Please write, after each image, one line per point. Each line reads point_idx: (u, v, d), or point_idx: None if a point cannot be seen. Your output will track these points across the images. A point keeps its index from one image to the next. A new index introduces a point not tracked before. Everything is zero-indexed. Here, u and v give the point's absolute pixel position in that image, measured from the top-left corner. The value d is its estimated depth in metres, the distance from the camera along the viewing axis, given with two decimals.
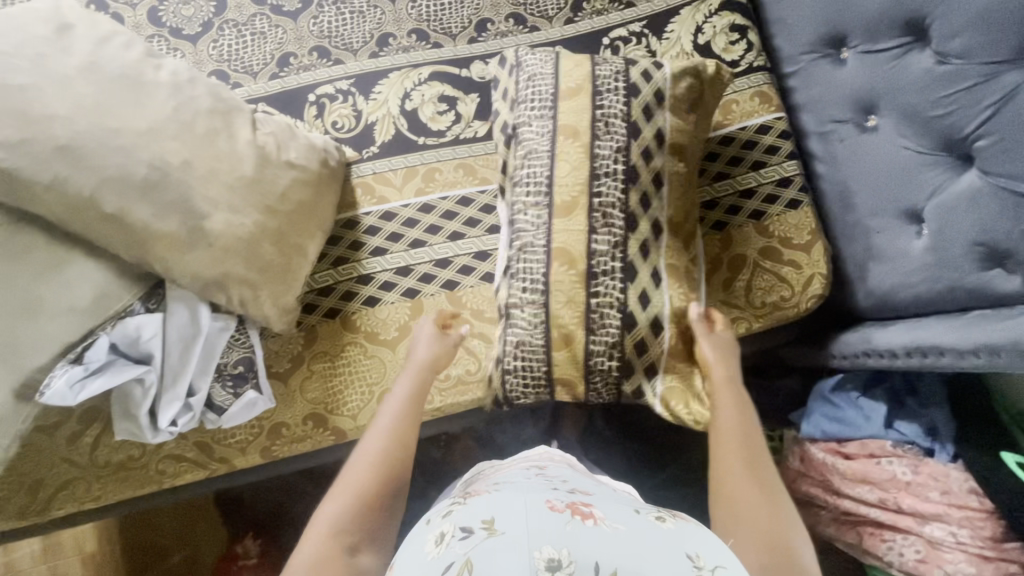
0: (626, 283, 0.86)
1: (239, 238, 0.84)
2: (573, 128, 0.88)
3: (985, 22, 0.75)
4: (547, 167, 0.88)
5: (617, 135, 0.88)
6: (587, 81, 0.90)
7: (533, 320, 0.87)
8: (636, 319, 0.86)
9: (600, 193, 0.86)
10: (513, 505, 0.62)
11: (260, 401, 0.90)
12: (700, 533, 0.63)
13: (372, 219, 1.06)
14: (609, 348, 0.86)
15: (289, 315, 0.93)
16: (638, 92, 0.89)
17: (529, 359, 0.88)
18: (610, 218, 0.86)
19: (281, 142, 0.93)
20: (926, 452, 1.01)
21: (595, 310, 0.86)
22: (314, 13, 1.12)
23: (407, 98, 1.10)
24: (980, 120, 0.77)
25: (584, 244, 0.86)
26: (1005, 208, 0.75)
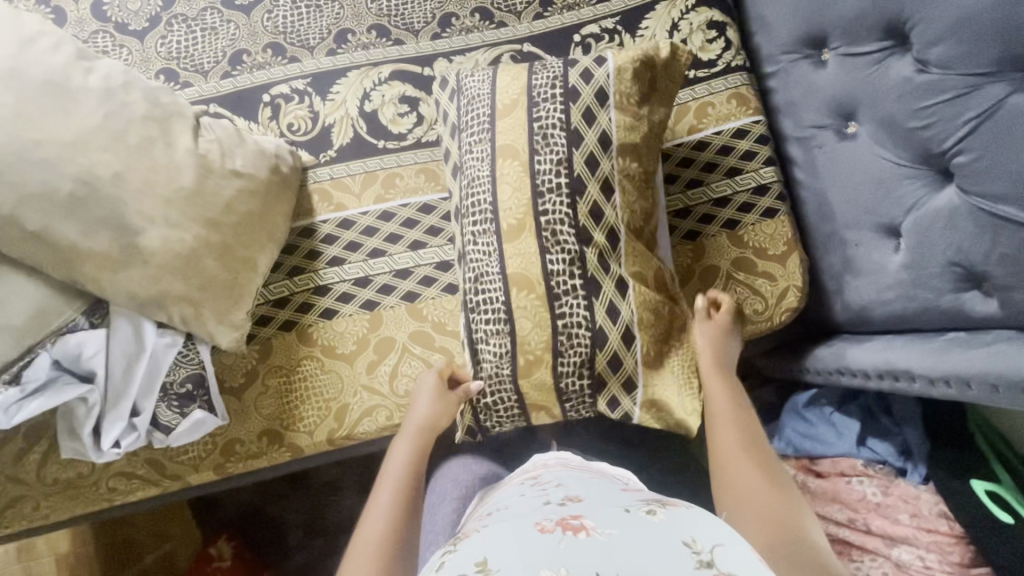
0: (592, 298, 0.82)
1: (177, 255, 0.81)
2: (510, 148, 0.84)
3: (964, 30, 0.72)
4: (489, 192, 0.85)
5: (556, 146, 0.84)
6: (523, 93, 0.86)
7: (499, 350, 0.85)
8: (607, 333, 0.83)
9: (546, 211, 0.83)
10: (502, 541, 0.56)
11: (209, 419, 0.92)
12: (695, 515, 0.57)
13: (330, 226, 1.03)
14: (579, 368, 0.84)
15: (239, 331, 0.90)
16: (578, 96, 0.85)
17: (499, 392, 0.87)
18: (560, 236, 0.83)
19: (226, 149, 0.88)
20: (898, 472, 0.96)
21: (562, 332, 0.83)
22: (268, 8, 1.07)
23: (365, 99, 1.05)
24: (957, 136, 0.75)
25: (539, 266, 0.82)
26: (980, 228, 0.75)
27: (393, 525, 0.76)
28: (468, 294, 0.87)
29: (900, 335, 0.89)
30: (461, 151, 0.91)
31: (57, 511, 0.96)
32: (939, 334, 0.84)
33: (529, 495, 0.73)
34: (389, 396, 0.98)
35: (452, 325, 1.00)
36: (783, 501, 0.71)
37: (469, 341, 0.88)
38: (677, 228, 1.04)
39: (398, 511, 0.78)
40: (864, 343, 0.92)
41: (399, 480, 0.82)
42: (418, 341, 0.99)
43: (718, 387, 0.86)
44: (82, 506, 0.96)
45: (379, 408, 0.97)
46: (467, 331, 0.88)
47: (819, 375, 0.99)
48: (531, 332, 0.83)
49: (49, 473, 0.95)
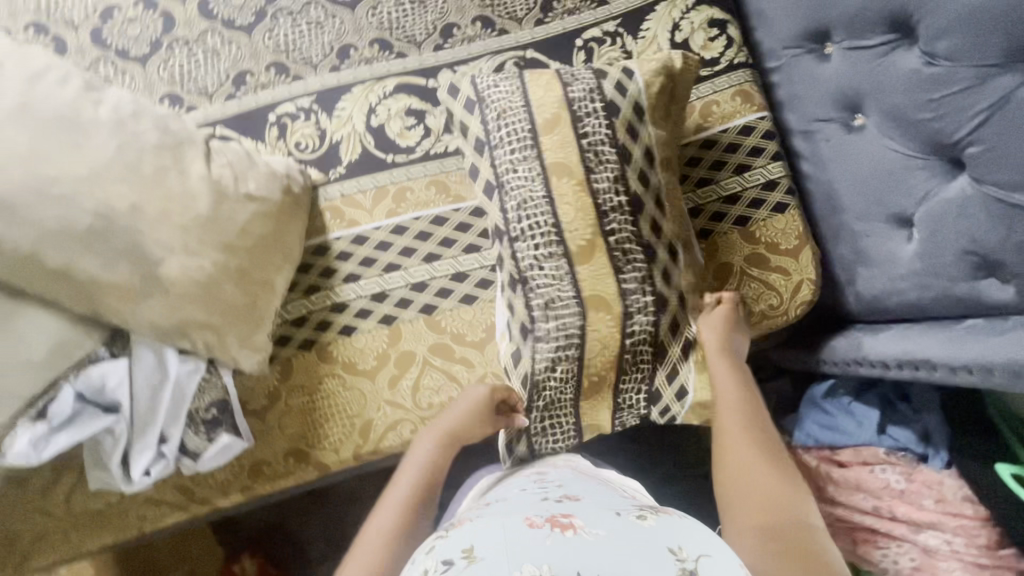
0: (661, 313, 0.85)
1: (196, 282, 0.81)
2: (562, 166, 0.84)
3: (971, 23, 0.73)
4: (550, 214, 0.84)
5: (609, 163, 0.85)
6: (563, 109, 0.86)
7: (564, 375, 0.85)
8: (668, 347, 0.87)
9: (613, 230, 0.84)
10: (492, 529, 0.57)
11: (236, 443, 0.92)
12: (687, 526, 0.58)
13: (343, 243, 1.03)
14: (639, 382, 0.88)
15: (260, 354, 0.90)
16: (619, 112, 0.87)
17: (563, 415, 0.89)
18: (631, 254, 0.84)
19: (239, 173, 0.89)
20: (919, 458, 0.97)
21: (630, 349, 0.85)
22: (269, 27, 1.07)
23: (372, 114, 1.05)
24: (968, 127, 0.76)
25: (615, 285, 0.83)
26: (995, 217, 0.76)
27: (400, 527, 0.76)
28: (533, 319, 0.84)
29: (914, 323, 0.90)
30: (496, 167, 0.87)
31: (88, 541, 0.96)
32: (956, 322, 0.84)
33: (528, 491, 0.74)
34: (413, 408, 0.98)
35: (471, 336, 1.00)
36: (781, 499, 0.70)
37: (528, 371, 0.85)
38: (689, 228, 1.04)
39: (406, 515, 0.77)
40: (880, 333, 0.93)
41: (412, 484, 0.81)
42: (438, 353, 1.00)
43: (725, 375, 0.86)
44: (112, 535, 0.96)
45: (404, 422, 0.98)
46: (527, 360, 0.86)
47: (836, 363, 0.99)
48: (601, 355, 0.84)
49: (77, 504, 0.95)
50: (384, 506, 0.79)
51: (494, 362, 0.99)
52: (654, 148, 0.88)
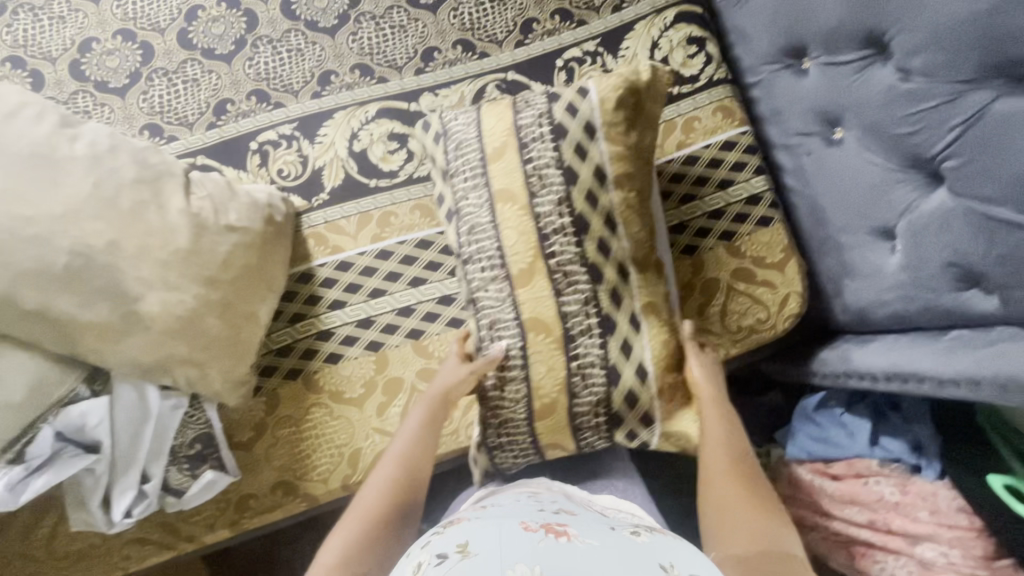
0: (607, 335, 0.85)
1: (178, 318, 0.80)
2: (507, 193, 0.86)
3: (940, 40, 0.71)
4: (493, 239, 0.86)
5: (553, 186, 0.85)
6: (510, 136, 0.87)
7: (515, 395, 0.87)
8: (622, 370, 0.86)
9: (554, 253, 0.85)
10: (489, 529, 0.58)
11: (221, 478, 0.90)
12: (676, 546, 0.59)
13: (328, 270, 1.02)
14: (595, 406, 0.87)
15: (243, 388, 0.89)
16: (567, 131, 0.86)
17: (517, 427, 0.89)
18: (573, 276, 0.85)
19: (219, 206, 0.88)
20: (913, 469, 0.96)
21: (577, 373, 0.85)
22: (249, 55, 1.07)
23: (354, 139, 1.05)
24: (946, 141, 0.74)
25: (554, 308, 0.85)
26: (976, 229, 0.74)
27: (399, 478, 0.82)
28: (481, 339, 0.89)
29: (902, 335, 0.89)
30: (453, 195, 0.91)
31: None
32: (942, 334, 0.84)
33: (524, 501, 0.75)
34: None
35: None
36: (768, 519, 0.73)
37: (482, 389, 0.90)
38: (674, 244, 1.04)
39: (404, 471, 0.82)
40: (869, 345, 0.93)
41: (407, 442, 0.85)
42: (425, 379, 0.99)
43: (711, 415, 0.86)
44: None
45: None
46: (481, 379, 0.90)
47: (823, 378, 1.00)
48: (545, 378, 0.86)
49: (60, 547, 0.92)
50: (381, 466, 0.84)
51: None
52: (606, 164, 0.86)
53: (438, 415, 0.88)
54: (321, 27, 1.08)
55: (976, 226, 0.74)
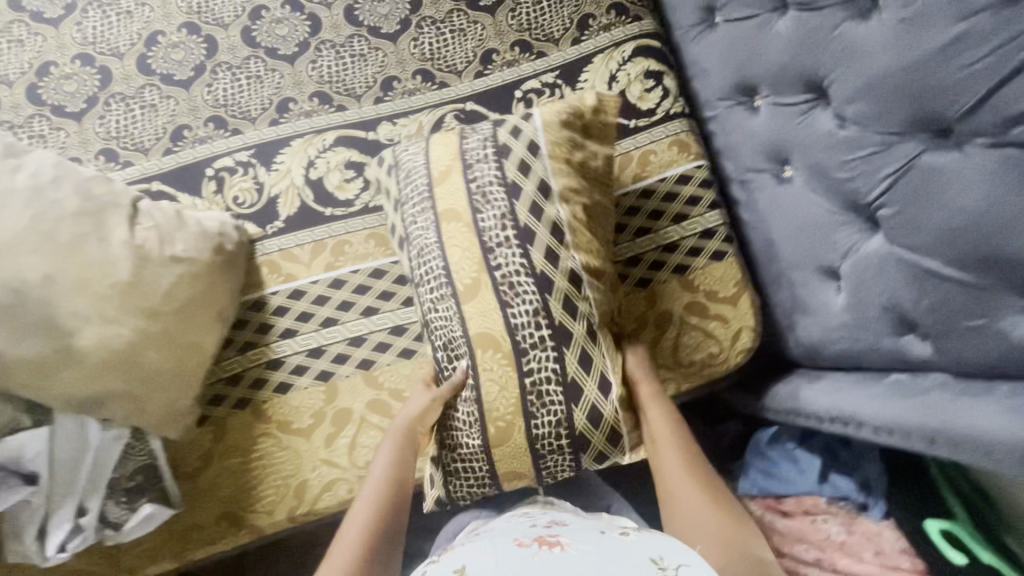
0: (563, 347, 0.82)
1: (115, 352, 0.80)
2: (454, 211, 0.85)
3: (871, 91, 0.69)
4: (440, 258, 0.84)
5: (497, 202, 0.85)
6: (456, 159, 0.88)
7: (469, 420, 0.85)
8: (581, 385, 0.83)
9: (499, 266, 0.83)
10: (485, 551, 0.60)
11: (161, 512, 0.90)
12: (666, 540, 0.59)
13: (281, 298, 1.02)
14: (555, 427, 0.82)
15: (177, 421, 0.88)
16: (510, 151, 0.87)
17: (472, 453, 0.85)
18: (521, 288, 0.82)
19: (165, 236, 0.88)
20: (860, 508, 0.96)
21: (532, 392, 0.82)
22: (207, 82, 1.07)
23: (311, 167, 1.05)
24: (880, 189, 0.72)
25: (503, 322, 0.82)
26: (908, 277, 0.73)
27: (378, 521, 0.81)
28: (438, 361, 0.88)
29: (846, 374, 0.89)
30: (405, 222, 0.91)
31: None
32: (882, 375, 0.83)
33: (518, 522, 0.75)
34: (349, 468, 0.97)
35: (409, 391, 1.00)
36: (729, 513, 0.76)
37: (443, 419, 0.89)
38: (629, 276, 1.04)
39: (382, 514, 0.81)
40: (816, 383, 0.92)
41: (380, 484, 0.84)
42: (375, 411, 0.99)
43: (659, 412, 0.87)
44: None
45: (340, 482, 0.97)
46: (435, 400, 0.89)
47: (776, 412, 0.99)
48: (499, 399, 0.82)
49: None
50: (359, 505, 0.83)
51: None
52: (550, 178, 0.86)
53: (408, 453, 0.87)
54: (280, 54, 1.08)
55: (908, 275, 0.73)
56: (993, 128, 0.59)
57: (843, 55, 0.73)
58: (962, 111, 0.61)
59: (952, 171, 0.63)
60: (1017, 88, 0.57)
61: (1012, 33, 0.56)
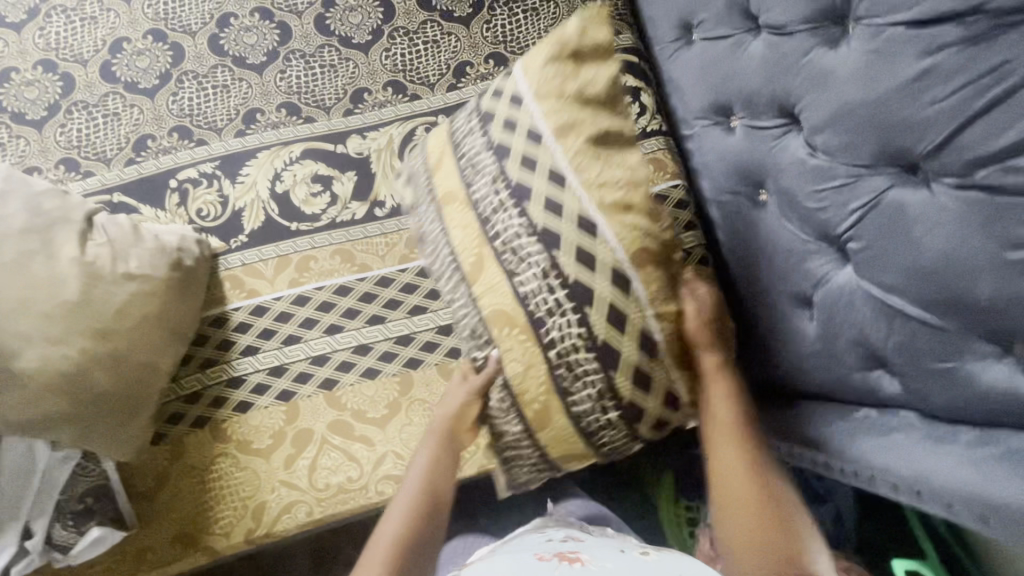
0: (584, 308, 0.73)
1: (62, 373, 0.77)
2: (449, 193, 0.83)
3: (844, 119, 0.65)
4: (446, 243, 0.82)
5: (487, 168, 0.80)
6: (446, 144, 0.86)
7: (503, 403, 0.80)
8: (614, 348, 0.74)
9: (497, 234, 0.77)
10: (502, 567, 0.62)
11: (111, 535, 0.87)
12: (684, 559, 0.61)
13: (243, 314, 1.00)
14: (597, 399, 0.76)
15: (124, 445, 0.85)
16: (492, 116, 0.82)
17: (516, 435, 0.82)
18: (525, 253, 0.75)
19: (118, 252, 0.85)
20: (830, 540, 0.94)
21: (560, 365, 0.75)
22: (173, 90, 1.04)
23: (277, 179, 1.03)
24: (850, 221, 0.69)
25: (511, 292, 0.76)
26: (878, 314, 0.69)
27: (410, 529, 0.75)
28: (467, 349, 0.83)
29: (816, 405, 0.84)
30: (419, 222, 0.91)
31: None
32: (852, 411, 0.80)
33: (535, 534, 0.77)
34: (308, 490, 0.95)
35: (372, 412, 0.97)
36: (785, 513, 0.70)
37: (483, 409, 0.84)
38: None
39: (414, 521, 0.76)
40: (785, 412, 0.88)
41: (415, 488, 0.79)
42: (336, 432, 0.97)
43: (719, 380, 0.78)
44: None
45: (299, 504, 0.94)
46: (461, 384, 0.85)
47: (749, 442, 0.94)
48: (526, 380, 0.77)
49: None
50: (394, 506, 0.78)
51: (395, 439, 0.96)
52: (539, 125, 0.78)
53: (444, 456, 0.82)
54: (249, 63, 1.06)
55: (872, 314, 0.70)
56: (959, 168, 0.57)
57: (815, 81, 0.69)
58: (929, 149, 0.58)
59: (919, 211, 0.61)
60: (985, 127, 0.54)
61: (983, 70, 0.54)
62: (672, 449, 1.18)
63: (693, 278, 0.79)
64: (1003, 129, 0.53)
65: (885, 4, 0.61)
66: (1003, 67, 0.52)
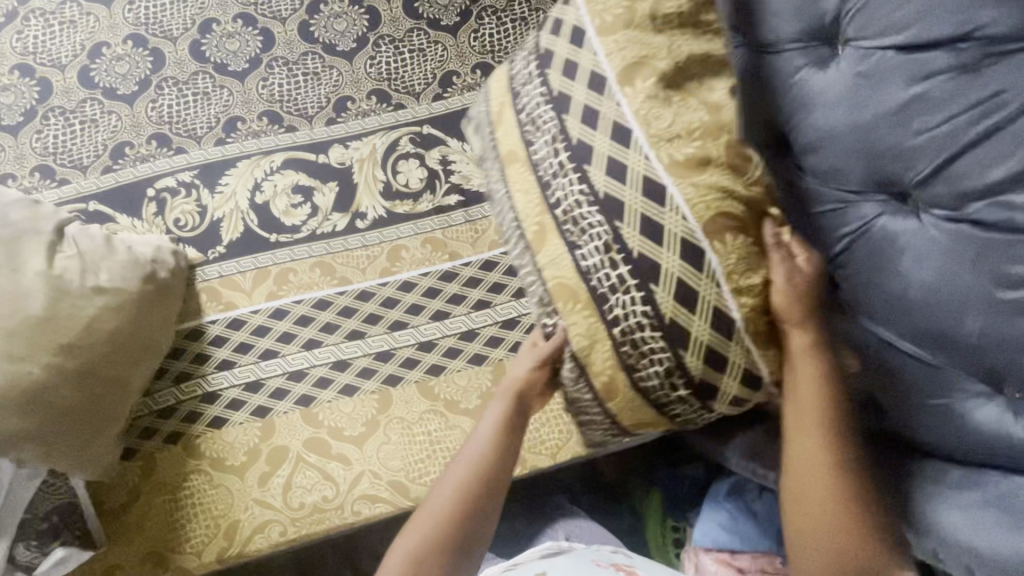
0: (650, 285, 0.63)
1: (27, 388, 0.75)
2: (508, 152, 0.72)
3: (834, 140, 0.61)
4: (507, 207, 0.71)
5: (546, 123, 0.68)
6: (503, 94, 0.74)
7: (572, 375, 0.70)
8: (685, 327, 0.63)
9: (558, 201, 0.66)
10: None
11: (76, 556, 0.86)
12: None
13: (218, 327, 0.98)
14: (667, 377, 0.65)
15: (88, 463, 0.82)
16: (553, 57, 0.70)
17: (588, 407, 0.72)
18: (586, 222, 0.65)
19: (88, 264, 0.83)
20: None
21: (625, 344, 0.65)
22: (152, 97, 1.02)
23: (257, 190, 1.01)
24: (839, 248, 0.65)
25: (572, 265, 0.66)
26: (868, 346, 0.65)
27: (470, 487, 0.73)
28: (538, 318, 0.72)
29: None
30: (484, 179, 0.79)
31: None
32: None
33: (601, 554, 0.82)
34: (283, 509, 0.92)
35: (350, 430, 0.95)
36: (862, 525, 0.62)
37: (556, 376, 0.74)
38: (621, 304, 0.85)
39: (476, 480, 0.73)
40: None
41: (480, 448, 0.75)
42: (313, 449, 0.94)
43: (811, 362, 0.64)
44: None
45: (274, 523, 0.91)
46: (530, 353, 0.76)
47: (743, 465, 0.92)
48: (593, 355, 0.67)
49: None
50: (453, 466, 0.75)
51: (372, 459, 0.94)
52: (604, 68, 0.66)
53: (515, 419, 0.77)
54: (230, 70, 1.04)
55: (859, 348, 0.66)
56: (950, 200, 0.55)
57: (802, 99, 0.64)
58: (921, 177, 0.56)
59: (910, 241, 0.58)
60: (979, 158, 0.52)
61: (977, 98, 0.52)
62: (660, 467, 1.14)
63: (788, 234, 0.65)
64: (997, 161, 0.51)
65: (873, 26, 0.58)
66: (998, 96, 0.51)
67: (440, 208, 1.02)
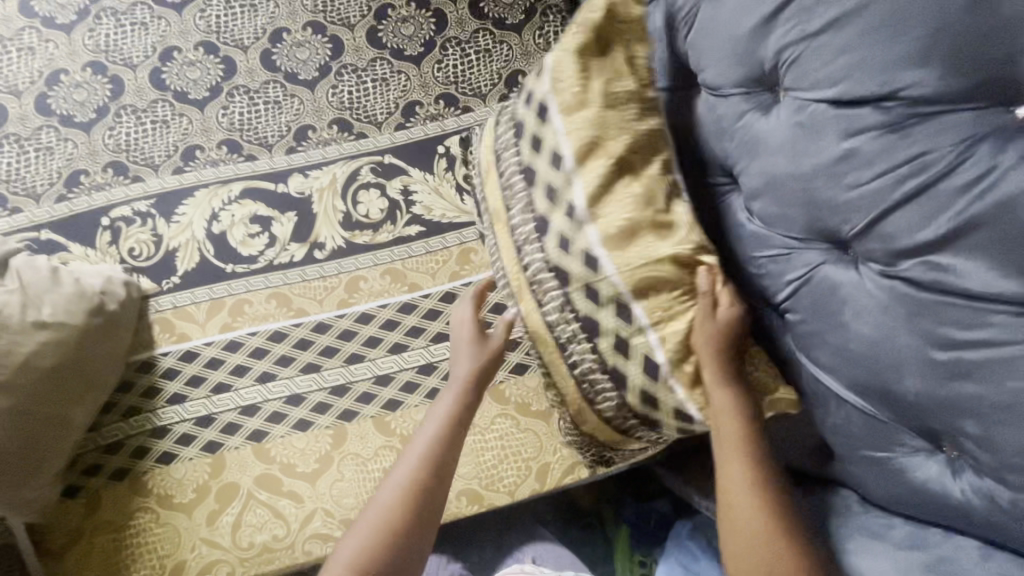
0: (595, 339, 0.67)
1: None
2: (492, 210, 0.75)
3: (775, 189, 0.61)
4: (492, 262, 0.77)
5: (517, 190, 0.71)
6: (488, 153, 0.77)
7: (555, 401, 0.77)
8: (627, 372, 0.67)
9: (528, 263, 0.70)
10: None
11: None
12: None
13: (171, 359, 0.96)
14: (619, 410, 0.70)
15: (26, 505, 0.80)
16: (523, 126, 0.72)
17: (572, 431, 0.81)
18: (545, 283, 0.69)
19: (30, 299, 0.82)
20: None
21: (582, 382, 0.70)
22: (110, 125, 1.01)
23: (214, 220, 0.99)
24: (785, 294, 0.64)
25: (539, 319, 0.71)
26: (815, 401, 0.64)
27: (417, 479, 0.72)
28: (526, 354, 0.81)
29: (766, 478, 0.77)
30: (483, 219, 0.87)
31: None
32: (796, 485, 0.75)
33: None
34: (231, 549, 0.88)
35: (302, 466, 0.92)
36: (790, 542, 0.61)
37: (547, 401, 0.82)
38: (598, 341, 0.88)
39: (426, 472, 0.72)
40: None
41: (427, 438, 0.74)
42: (263, 486, 0.91)
43: (721, 388, 0.64)
44: None
45: (221, 564, 0.87)
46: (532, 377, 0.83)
47: (705, 505, 0.88)
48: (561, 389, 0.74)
49: None
50: (401, 461, 0.73)
51: (325, 496, 0.90)
52: (563, 144, 0.69)
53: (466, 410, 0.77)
54: (190, 98, 1.03)
55: (808, 395, 0.65)
56: (883, 257, 0.54)
57: (751, 146, 0.64)
58: (856, 231, 0.55)
59: (850, 292, 0.57)
60: (908, 217, 0.51)
61: (904, 158, 0.51)
62: (626, 502, 1.11)
63: (712, 282, 0.66)
64: (924, 222, 0.50)
65: (809, 78, 0.57)
66: (922, 157, 0.50)
67: (400, 238, 1.01)
